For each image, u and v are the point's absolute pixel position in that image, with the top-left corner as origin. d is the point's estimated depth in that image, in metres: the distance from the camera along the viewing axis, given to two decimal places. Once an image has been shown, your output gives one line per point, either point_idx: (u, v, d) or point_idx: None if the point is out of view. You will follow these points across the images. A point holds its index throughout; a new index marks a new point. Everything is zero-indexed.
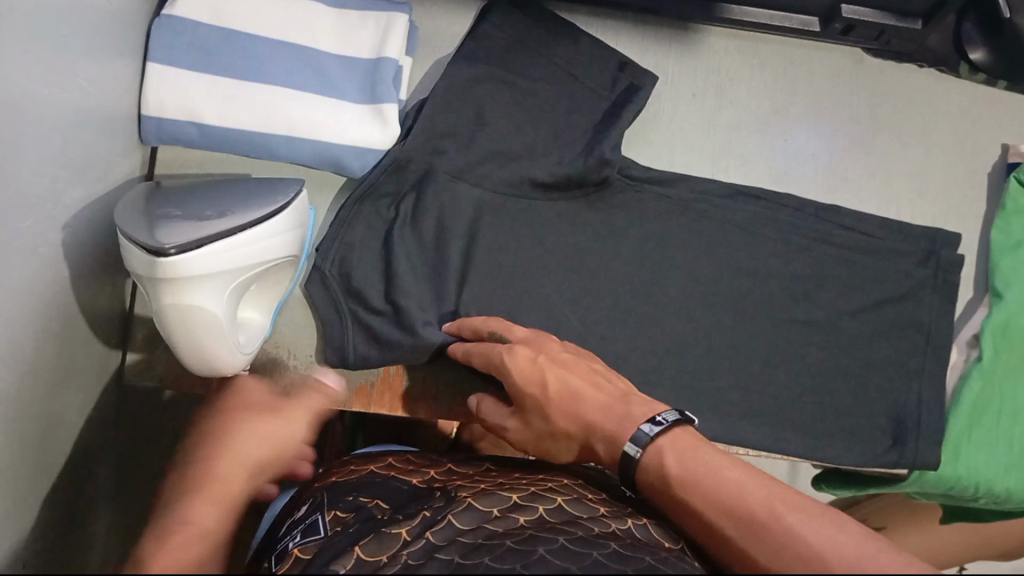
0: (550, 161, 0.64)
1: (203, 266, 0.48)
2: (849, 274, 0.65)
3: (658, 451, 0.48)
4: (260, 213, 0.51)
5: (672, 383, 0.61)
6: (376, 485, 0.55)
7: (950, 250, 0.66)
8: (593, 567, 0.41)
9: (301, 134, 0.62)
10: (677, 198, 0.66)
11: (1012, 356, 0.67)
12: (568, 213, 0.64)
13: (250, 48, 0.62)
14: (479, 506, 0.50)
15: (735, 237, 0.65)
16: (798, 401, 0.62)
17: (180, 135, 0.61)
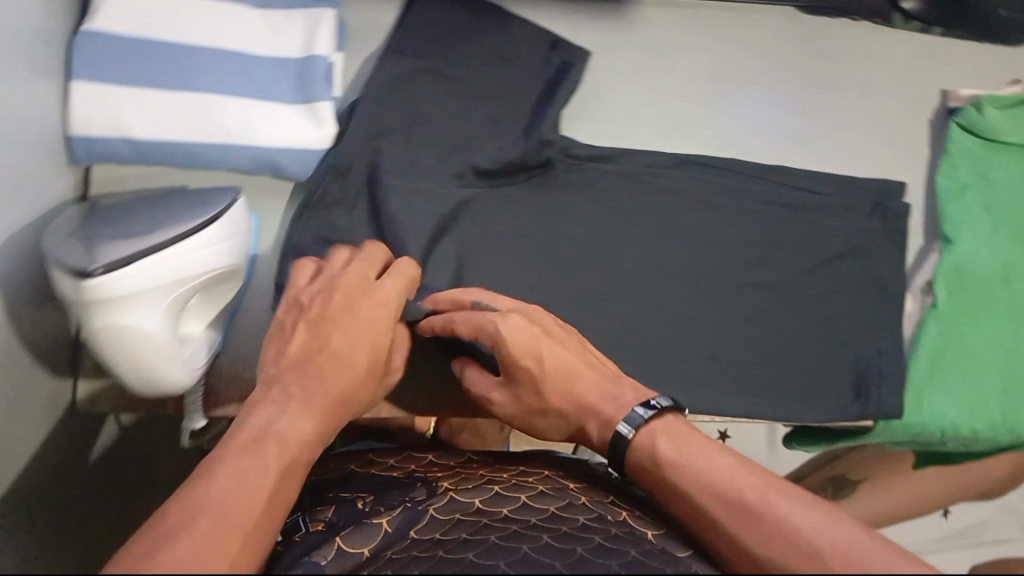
0: (493, 148, 0.64)
1: (134, 285, 0.48)
2: (801, 234, 0.65)
3: (649, 432, 0.49)
4: (192, 225, 0.50)
5: (636, 358, 0.61)
6: (359, 479, 0.61)
7: (897, 199, 0.67)
8: (574, 561, 0.46)
9: (235, 140, 0.61)
10: (623, 173, 0.65)
11: (967, 299, 0.67)
12: (515, 198, 0.63)
13: (176, 56, 0.60)
14: (460, 499, 0.56)
15: (686, 208, 0.65)
16: (762, 365, 0.62)
17: (111, 152, 0.59)
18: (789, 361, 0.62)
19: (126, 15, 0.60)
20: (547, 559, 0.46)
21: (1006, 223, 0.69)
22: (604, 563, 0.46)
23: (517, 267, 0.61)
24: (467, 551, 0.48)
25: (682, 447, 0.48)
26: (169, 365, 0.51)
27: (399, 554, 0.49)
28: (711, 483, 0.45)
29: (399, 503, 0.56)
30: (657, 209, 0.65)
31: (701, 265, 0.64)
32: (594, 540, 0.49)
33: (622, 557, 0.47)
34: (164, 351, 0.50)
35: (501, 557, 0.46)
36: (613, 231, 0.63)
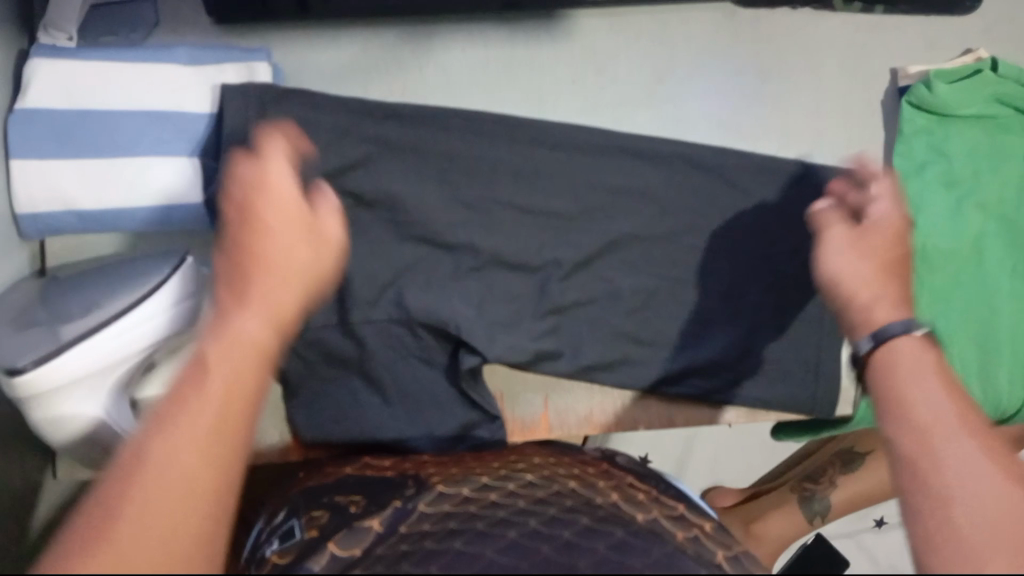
0: (449, 189, 0.65)
1: (62, 376, 0.50)
2: (738, 232, 0.68)
3: (916, 336, 0.46)
4: (121, 305, 0.53)
5: (595, 340, 0.68)
6: (354, 484, 0.60)
7: (823, 169, 0.69)
8: (564, 544, 0.45)
9: (179, 198, 0.62)
10: (574, 191, 0.67)
11: (937, 280, 0.69)
12: (481, 216, 0.65)
13: (111, 124, 0.61)
14: (448, 493, 0.55)
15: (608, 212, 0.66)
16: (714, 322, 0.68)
17: (60, 224, 0.61)
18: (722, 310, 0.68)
19: (57, 86, 0.61)
20: (535, 544, 0.45)
21: (967, 196, 0.70)
22: (591, 546, 0.45)
23: (493, 245, 0.65)
24: (454, 540, 0.46)
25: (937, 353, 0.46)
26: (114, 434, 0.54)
27: (388, 550, 0.47)
28: (924, 423, 0.41)
29: (390, 501, 0.55)
30: (613, 222, 0.67)
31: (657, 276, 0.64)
32: (580, 522, 0.48)
33: (608, 539, 0.46)
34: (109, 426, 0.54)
35: (489, 546, 0.45)
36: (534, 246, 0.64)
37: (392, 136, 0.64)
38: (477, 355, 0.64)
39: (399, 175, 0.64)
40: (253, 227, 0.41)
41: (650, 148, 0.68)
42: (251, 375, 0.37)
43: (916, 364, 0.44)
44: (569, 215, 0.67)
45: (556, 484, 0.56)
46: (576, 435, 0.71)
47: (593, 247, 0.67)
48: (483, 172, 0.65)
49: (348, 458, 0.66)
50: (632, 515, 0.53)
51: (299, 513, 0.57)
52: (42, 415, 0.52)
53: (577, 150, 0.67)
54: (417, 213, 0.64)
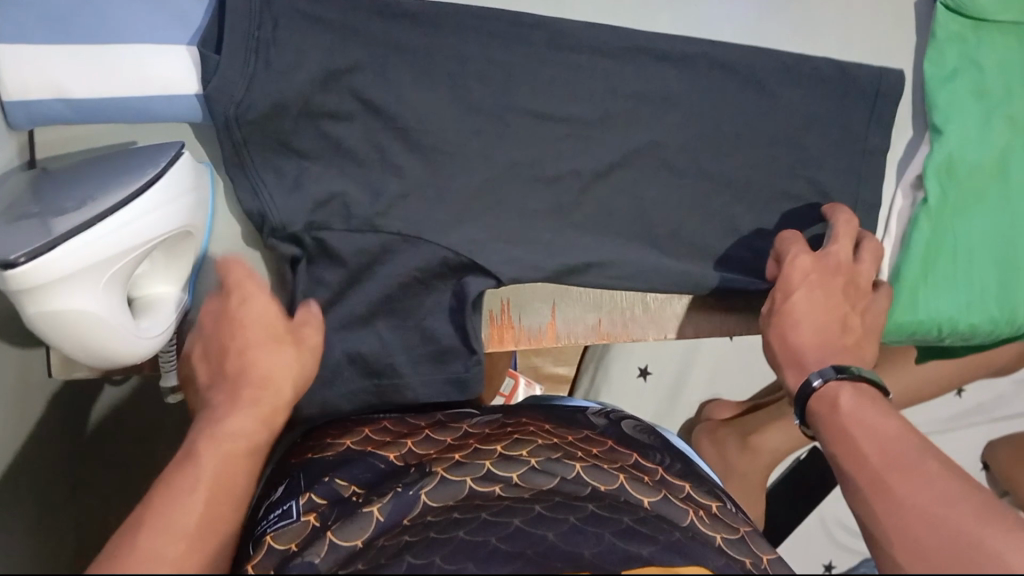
0: (465, 89, 0.62)
1: (59, 271, 0.48)
2: (756, 139, 0.66)
3: (837, 389, 0.51)
4: (121, 197, 0.50)
5: (612, 253, 0.65)
6: (352, 461, 0.56)
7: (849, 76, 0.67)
8: (569, 532, 0.45)
9: (177, 89, 0.59)
10: (593, 94, 0.64)
11: (959, 192, 0.67)
12: (495, 119, 0.63)
13: (103, 8, 0.57)
14: (452, 478, 0.52)
15: (622, 122, 0.64)
16: (730, 232, 0.67)
17: (52, 114, 0.58)
18: (734, 220, 0.67)
19: None
20: (542, 531, 0.44)
21: (999, 108, 0.67)
22: (597, 531, 0.45)
23: (506, 150, 0.63)
24: (459, 529, 0.45)
25: (874, 407, 0.50)
26: (117, 333, 0.52)
27: (391, 542, 0.46)
28: (883, 448, 0.47)
29: (391, 488, 0.52)
30: (634, 134, 0.65)
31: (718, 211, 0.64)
32: (587, 509, 0.48)
33: (615, 526, 0.46)
34: (111, 322, 0.51)
35: (493, 534, 0.44)
36: (523, 188, 0.64)
37: (403, 32, 0.60)
38: (489, 278, 0.62)
39: (410, 73, 0.61)
40: (230, 316, 0.52)
41: (671, 49, 0.65)
42: (234, 469, 0.43)
43: (849, 423, 0.50)
44: (584, 126, 0.64)
45: (559, 471, 0.54)
46: (581, 343, 0.69)
47: (613, 156, 0.64)
48: (497, 79, 0.63)
49: (346, 424, 0.61)
50: (637, 502, 0.51)
51: (297, 491, 0.54)
52: (41, 313, 0.49)
53: (596, 56, 0.64)
54: (423, 122, 0.61)
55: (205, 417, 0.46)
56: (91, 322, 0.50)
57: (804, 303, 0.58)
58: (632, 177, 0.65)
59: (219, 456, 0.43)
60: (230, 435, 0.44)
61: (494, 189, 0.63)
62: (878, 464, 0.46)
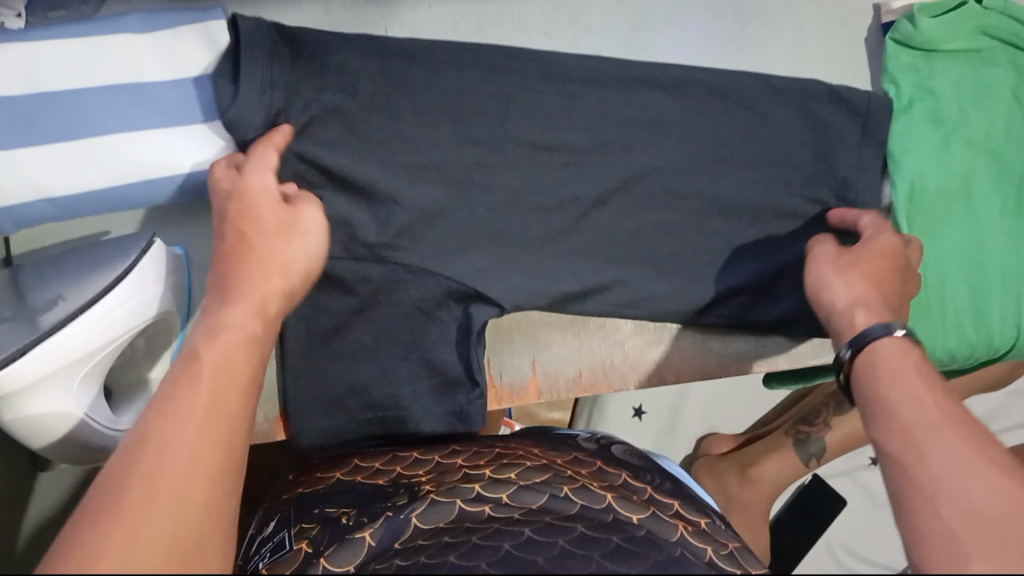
0: (434, 150, 0.65)
1: (30, 375, 0.49)
2: (717, 180, 0.68)
3: (883, 351, 0.49)
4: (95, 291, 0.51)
5: (587, 304, 0.68)
6: (345, 492, 0.58)
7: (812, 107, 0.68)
8: (559, 556, 0.45)
9: (154, 172, 0.61)
10: (558, 148, 0.66)
11: (924, 220, 0.68)
12: (459, 181, 0.65)
13: (74, 104, 0.58)
14: (442, 500, 0.53)
15: (585, 173, 0.67)
16: (699, 274, 0.69)
17: (35, 214, 0.60)
18: (701, 263, 0.69)
19: (7, 70, 0.57)
20: (530, 556, 0.44)
21: (955, 133, 0.68)
22: (585, 554, 0.45)
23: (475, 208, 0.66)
24: (449, 554, 0.45)
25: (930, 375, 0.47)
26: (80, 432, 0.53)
27: (384, 565, 0.46)
28: (892, 381, 0.46)
29: (382, 512, 0.53)
30: (627, 159, 0.67)
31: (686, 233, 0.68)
32: (575, 530, 0.48)
33: (603, 548, 0.46)
34: (84, 422, 0.53)
35: (483, 558, 0.44)
36: (494, 246, 0.67)
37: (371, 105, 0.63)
38: (494, 308, 0.67)
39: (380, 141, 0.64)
40: (260, 217, 0.52)
41: (660, 74, 0.67)
42: (244, 362, 0.41)
43: (888, 383, 0.46)
44: (582, 151, 0.67)
45: (548, 489, 0.54)
46: (565, 397, 0.70)
47: (579, 212, 0.67)
48: (497, 111, 0.66)
49: (335, 462, 0.63)
50: (626, 518, 0.52)
51: (291, 524, 0.55)
52: (13, 414, 0.51)
53: (585, 82, 0.67)
54: (428, 154, 0.65)
55: (206, 322, 0.43)
56: (63, 420, 0.52)
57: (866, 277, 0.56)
58: (600, 228, 0.68)
59: (198, 425, 0.36)
60: (228, 328, 0.42)
61: (467, 250, 0.66)
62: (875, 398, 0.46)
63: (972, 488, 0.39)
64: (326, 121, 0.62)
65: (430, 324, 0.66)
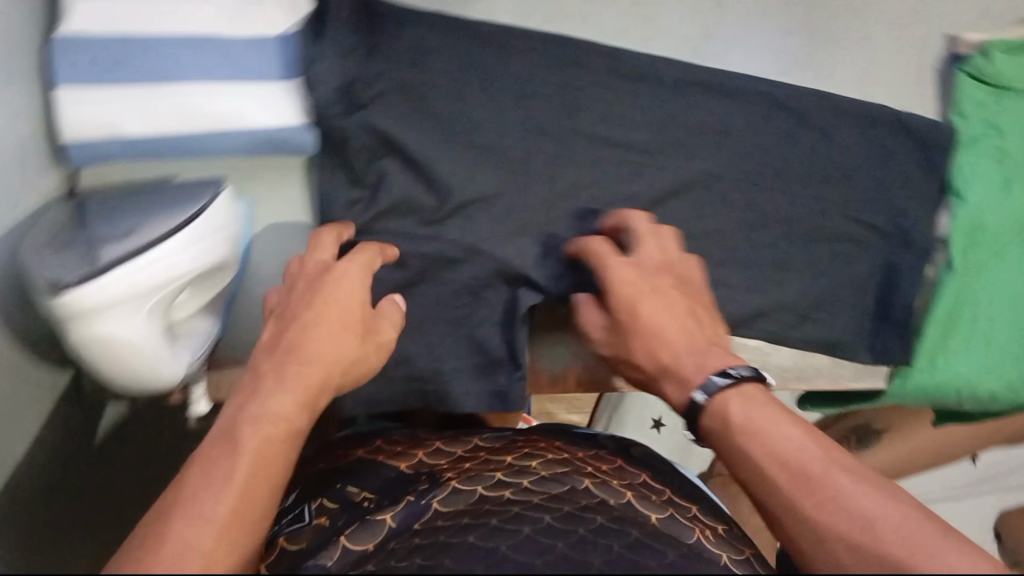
0: (496, 133, 0.66)
1: (107, 296, 0.50)
2: (774, 192, 0.68)
3: (724, 399, 0.51)
4: (171, 226, 0.53)
5: None
6: (367, 471, 0.58)
7: (876, 131, 0.68)
8: (580, 542, 0.45)
9: (227, 125, 0.62)
10: (620, 143, 0.67)
11: (979, 255, 0.68)
12: (519, 165, 0.66)
13: (157, 49, 0.60)
14: (463, 489, 0.53)
15: (644, 170, 0.67)
16: (747, 282, 0.68)
17: (108, 154, 0.61)
18: (752, 271, 0.68)
19: (98, 13, 0.60)
20: (551, 540, 0.45)
21: (1019, 170, 0.68)
22: (606, 543, 0.45)
23: (532, 194, 0.66)
24: (468, 534, 0.46)
25: (785, 409, 0.51)
26: (153, 363, 0.53)
27: (401, 545, 0.48)
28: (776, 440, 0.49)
29: (403, 496, 0.54)
30: (688, 160, 0.67)
31: (737, 240, 0.68)
32: (596, 520, 0.49)
33: (624, 538, 0.46)
34: (153, 352, 0.53)
35: (503, 540, 0.45)
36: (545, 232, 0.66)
37: (439, 83, 0.64)
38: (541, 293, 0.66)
39: (446, 117, 0.65)
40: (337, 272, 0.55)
41: (729, 82, 0.67)
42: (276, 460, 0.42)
43: (765, 434, 0.49)
44: (647, 153, 0.67)
45: (569, 481, 0.55)
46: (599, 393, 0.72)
47: (634, 208, 0.67)
48: (562, 101, 0.66)
49: (359, 441, 0.63)
50: (645, 518, 0.52)
51: (312, 497, 0.56)
52: (86, 334, 0.50)
53: (656, 85, 0.67)
54: (491, 138, 0.65)
55: (248, 408, 0.44)
56: (132, 347, 0.52)
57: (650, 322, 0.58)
58: (653, 224, 0.67)
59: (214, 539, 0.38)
60: (273, 418, 0.44)
61: (518, 233, 0.66)
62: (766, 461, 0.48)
63: (864, 512, 0.45)
64: (397, 93, 0.64)
65: (475, 303, 0.66)
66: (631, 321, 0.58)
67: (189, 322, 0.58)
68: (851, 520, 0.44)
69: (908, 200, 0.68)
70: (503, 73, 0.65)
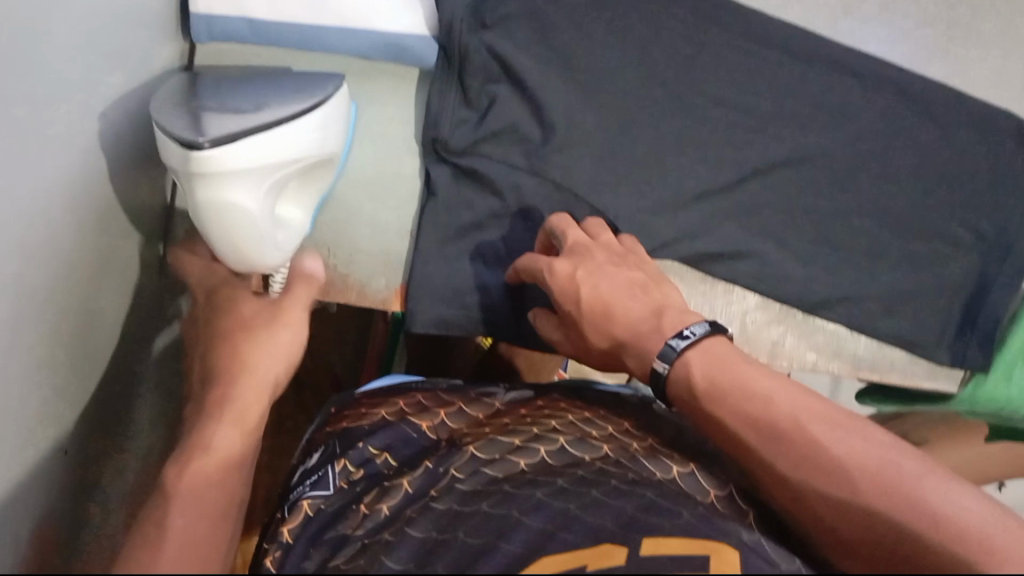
0: (614, 74, 0.65)
1: (236, 162, 0.50)
2: (882, 178, 0.67)
3: (686, 363, 0.49)
4: (300, 103, 0.54)
5: (721, 264, 0.66)
6: (386, 427, 0.55)
7: (998, 133, 0.66)
8: (592, 504, 0.44)
9: (353, 23, 0.62)
10: (736, 105, 0.66)
11: None
12: (632, 110, 0.65)
13: None
14: (482, 454, 0.51)
15: (756, 136, 0.66)
16: (837, 266, 0.67)
17: (232, 32, 0.62)
18: (844, 255, 0.67)
19: None
20: (563, 503, 0.44)
21: None
22: (620, 505, 0.44)
23: (640, 141, 0.65)
24: (482, 503, 0.45)
25: (740, 357, 0.49)
26: (261, 245, 0.54)
27: (418, 512, 0.46)
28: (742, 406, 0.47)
29: (422, 462, 0.52)
30: (802, 133, 0.66)
31: (836, 221, 0.67)
32: (611, 484, 0.46)
33: (638, 500, 0.44)
34: (261, 230, 0.53)
35: (516, 507, 0.44)
36: (647, 182, 0.65)
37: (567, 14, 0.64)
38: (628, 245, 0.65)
39: (569, 50, 0.64)
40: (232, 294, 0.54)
41: (856, 62, 0.66)
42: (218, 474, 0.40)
43: (734, 399, 0.47)
44: (762, 118, 0.66)
45: (588, 445, 0.52)
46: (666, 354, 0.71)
47: (739, 172, 0.66)
48: (687, 53, 0.65)
49: (383, 396, 0.60)
50: (665, 476, 0.48)
51: (332, 452, 0.54)
52: (208, 196, 0.51)
53: (782, 53, 0.66)
54: (608, 79, 0.65)
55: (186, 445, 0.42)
56: (246, 221, 0.52)
57: (621, 296, 0.55)
58: (756, 191, 0.66)
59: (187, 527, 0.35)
60: (211, 450, 0.41)
61: (619, 178, 0.65)
62: (751, 429, 0.46)
63: (853, 465, 0.45)
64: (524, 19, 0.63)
65: None
66: (576, 307, 0.55)
67: (291, 212, 0.58)
68: (837, 477, 0.44)
69: (1015, 208, 0.67)
70: (632, 16, 0.65)
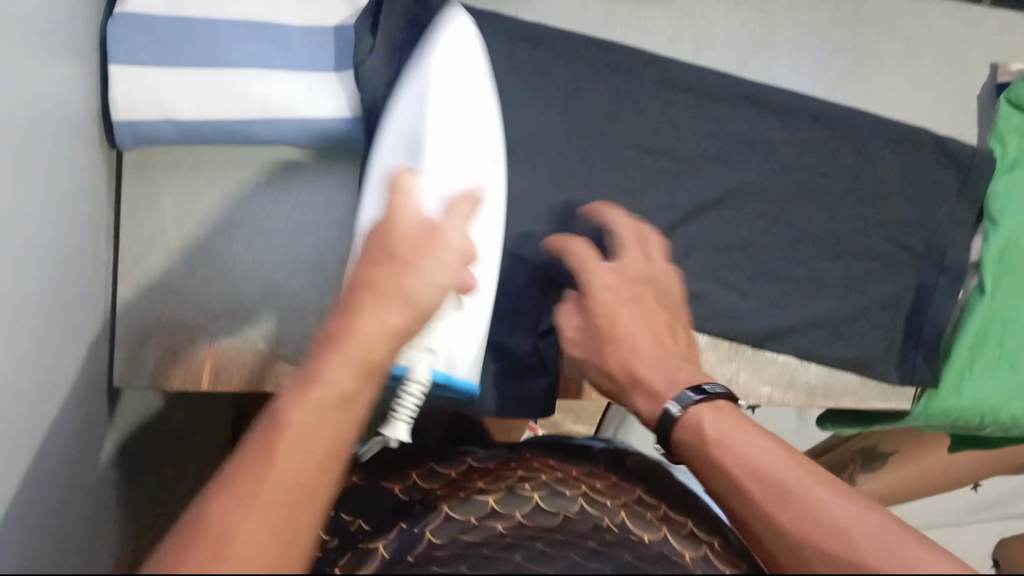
0: (544, 134, 0.65)
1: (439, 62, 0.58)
2: (812, 207, 0.68)
3: (699, 411, 0.49)
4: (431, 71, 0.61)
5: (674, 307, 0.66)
6: (358, 493, 0.53)
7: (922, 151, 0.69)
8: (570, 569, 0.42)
9: (278, 113, 0.62)
10: (665, 151, 0.67)
11: (1013, 281, 0.69)
12: (567, 167, 0.66)
13: (210, 33, 0.60)
14: (456, 517, 0.50)
15: (687, 179, 0.67)
16: (781, 297, 0.68)
17: (157, 135, 0.61)
18: (786, 286, 0.68)
19: None
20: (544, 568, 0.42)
21: None
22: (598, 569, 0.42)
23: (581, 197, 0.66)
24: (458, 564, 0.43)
25: (753, 422, 0.49)
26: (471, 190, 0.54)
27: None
28: (743, 454, 0.46)
29: (396, 525, 0.50)
30: (730, 172, 0.67)
31: (775, 254, 0.68)
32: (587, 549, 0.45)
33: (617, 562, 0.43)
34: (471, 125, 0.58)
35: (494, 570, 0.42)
36: None
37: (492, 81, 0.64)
38: None
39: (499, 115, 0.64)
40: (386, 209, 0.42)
41: (775, 99, 0.68)
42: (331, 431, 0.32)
43: (734, 448, 0.47)
44: (686, 161, 0.67)
45: (564, 506, 0.51)
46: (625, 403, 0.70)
47: (677, 215, 0.66)
48: (610, 107, 0.66)
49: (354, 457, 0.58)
50: (639, 538, 0.47)
51: None
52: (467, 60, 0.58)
53: (703, 97, 0.67)
54: (537, 138, 0.65)
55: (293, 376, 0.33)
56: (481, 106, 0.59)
57: (644, 337, 0.55)
58: (697, 232, 0.67)
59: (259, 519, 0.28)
60: (327, 380, 0.33)
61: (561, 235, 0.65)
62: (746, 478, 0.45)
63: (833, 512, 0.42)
64: None
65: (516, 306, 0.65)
66: (603, 330, 0.56)
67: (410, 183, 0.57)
68: (816, 523, 0.42)
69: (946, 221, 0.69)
70: (553, 76, 0.66)
